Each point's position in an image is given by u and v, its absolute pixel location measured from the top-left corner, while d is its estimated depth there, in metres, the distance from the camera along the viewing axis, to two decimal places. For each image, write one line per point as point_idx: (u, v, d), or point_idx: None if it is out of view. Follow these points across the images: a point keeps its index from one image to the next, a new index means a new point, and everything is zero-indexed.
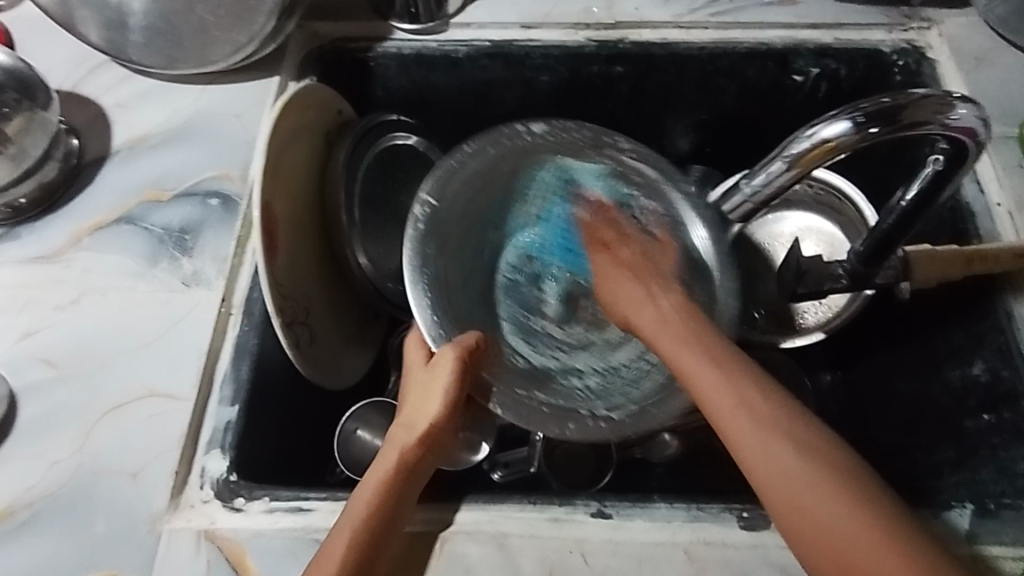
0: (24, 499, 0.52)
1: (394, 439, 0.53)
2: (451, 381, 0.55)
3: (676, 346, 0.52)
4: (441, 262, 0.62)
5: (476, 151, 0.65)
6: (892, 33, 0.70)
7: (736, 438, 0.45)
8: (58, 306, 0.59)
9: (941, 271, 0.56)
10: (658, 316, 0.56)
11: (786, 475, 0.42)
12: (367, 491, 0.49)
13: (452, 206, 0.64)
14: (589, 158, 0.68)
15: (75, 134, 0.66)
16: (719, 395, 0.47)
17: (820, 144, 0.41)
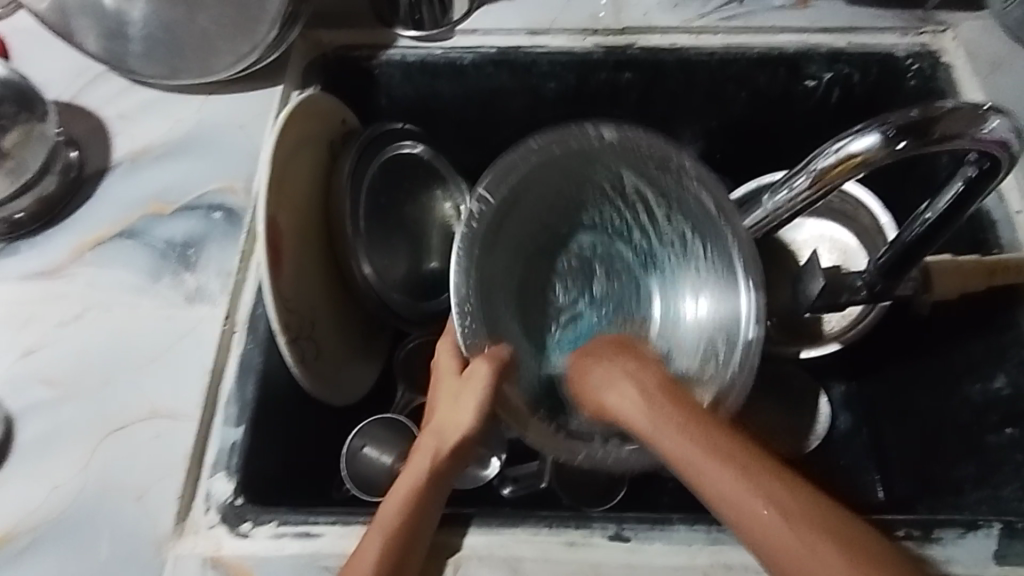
0: (24, 525, 0.50)
1: (424, 446, 0.53)
2: (487, 391, 0.54)
3: (635, 403, 0.51)
4: (483, 263, 0.60)
5: (541, 148, 0.59)
6: (907, 37, 0.69)
7: (714, 494, 0.44)
8: (59, 324, 0.58)
9: (961, 284, 0.56)
10: (632, 395, 0.52)
11: (773, 529, 0.41)
12: (398, 497, 0.49)
13: (501, 207, 0.60)
14: (655, 175, 0.61)
15: (74, 147, 0.65)
16: (680, 449, 0.46)
17: (846, 158, 0.41)
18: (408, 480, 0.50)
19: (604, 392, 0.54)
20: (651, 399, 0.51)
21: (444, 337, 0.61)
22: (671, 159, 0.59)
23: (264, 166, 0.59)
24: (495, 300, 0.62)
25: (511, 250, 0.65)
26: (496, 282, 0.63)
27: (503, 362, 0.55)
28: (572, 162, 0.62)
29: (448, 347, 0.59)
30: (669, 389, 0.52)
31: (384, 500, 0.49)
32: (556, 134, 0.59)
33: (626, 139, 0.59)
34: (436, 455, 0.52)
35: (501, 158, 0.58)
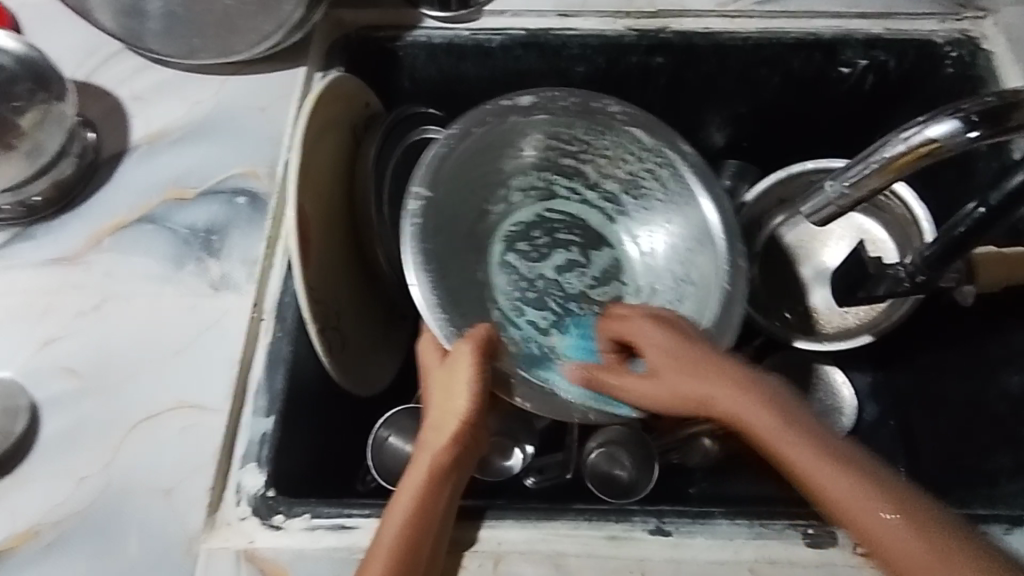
0: (50, 519, 0.49)
1: (424, 443, 0.51)
2: (473, 372, 0.52)
3: (738, 400, 0.46)
4: (438, 242, 0.58)
5: (462, 131, 0.59)
6: (945, 22, 0.67)
7: (824, 489, 0.41)
8: (79, 312, 0.56)
9: (1009, 274, 0.55)
10: (699, 359, 0.49)
11: (885, 529, 0.39)
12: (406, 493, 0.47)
13: (446, 189, 0.59)
14: (588, 117, 0.63)
15: (91, 128, 0.63)
16: (812, 462, 0.42)
17: (917, 147, 0.39)
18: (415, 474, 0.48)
19: (663, 370, 0.49)
20: (676, 350, 0.50)
21: (423, 334, 0.57)
22: (589, 102, 0.62)
23: (291, 153, 0.57)
24: (457, 285, 0.59)
25: (461, 235, 0.63)
26: (455, 272, 0.60)
27: (484, 341, 0.53)
28: (495, 139, 0.62)
29: (429, 343, 0.56)
30: (768, 399, 0.45)
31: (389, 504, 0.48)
32: (473, 116, 0.60)
33: (555, 99, 0.62)
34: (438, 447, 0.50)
35: (431, 149, 0.58)
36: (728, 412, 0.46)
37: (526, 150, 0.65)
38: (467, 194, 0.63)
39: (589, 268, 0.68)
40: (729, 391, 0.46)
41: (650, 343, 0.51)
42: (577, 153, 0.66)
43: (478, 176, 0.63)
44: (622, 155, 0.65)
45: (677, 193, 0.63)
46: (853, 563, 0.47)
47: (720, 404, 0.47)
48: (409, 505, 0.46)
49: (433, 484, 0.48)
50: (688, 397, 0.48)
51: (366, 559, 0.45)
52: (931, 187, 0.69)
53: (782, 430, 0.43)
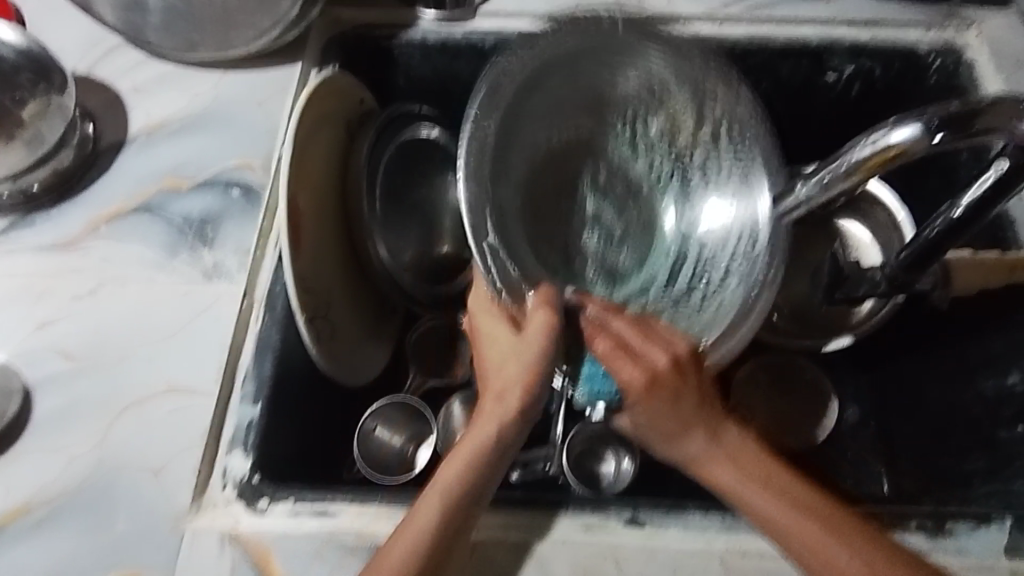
0: (41, 496, 0.50)
1: (488, 407, 0.49)
2: (540, 344, 0.49)
3: (713, 453, 0.48)
4: (487, 169, 0.54)
5: (543, 59, 0.57)
6: (930, 32, 0.68)
7: (818, 551, 0.44)
8: (74, 297, 0.57)
9: (982, 280, 0.57)
10: (632, 376, 0.48)
11: (788, 522, 0.45)
12: (450, 477, 0.47)
13: (506, 117, 0.56)
14: (654, 71, 0.60)
15: (90, 119, 0.64)
16: (735, 483, 0.47)
17: (883, 149, 0.40)
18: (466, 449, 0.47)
19: (640, 401, 0.48)
20: (614, 367, 0.49)
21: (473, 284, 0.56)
22: (658, 41, 0.59)
23: (284, 145, 0.58)
24: (495, 209, 0.56)
25: (517, 169, 0.60)
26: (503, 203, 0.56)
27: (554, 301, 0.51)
28: (579, 58, 0.58)
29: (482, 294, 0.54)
30: (757, 451, 0.49)
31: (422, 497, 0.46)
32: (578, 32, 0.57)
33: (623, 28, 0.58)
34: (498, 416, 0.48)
35: (486, 73, 0.55)
36: (705, 469, 0.48)
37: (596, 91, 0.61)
38: (552, 118, 0.61)
39: (623, 235, 0.65)
40: (709, 430, 0.49)
41: (659, 377, 0.48)
42: (657, 106, 0.61)
43: (548, 110, 0.60)
44: (698, 118, 0.60)
45: (745, 203, 0.58)
46: None
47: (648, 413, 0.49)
48: (455, 478, 0.46)
49: (474, 472, 0.47)
50: (690, 456, 0.48)
51: (387, 543, 0.46)
52: (916, 192, 0.70)
53: (713, 448, 0.48)
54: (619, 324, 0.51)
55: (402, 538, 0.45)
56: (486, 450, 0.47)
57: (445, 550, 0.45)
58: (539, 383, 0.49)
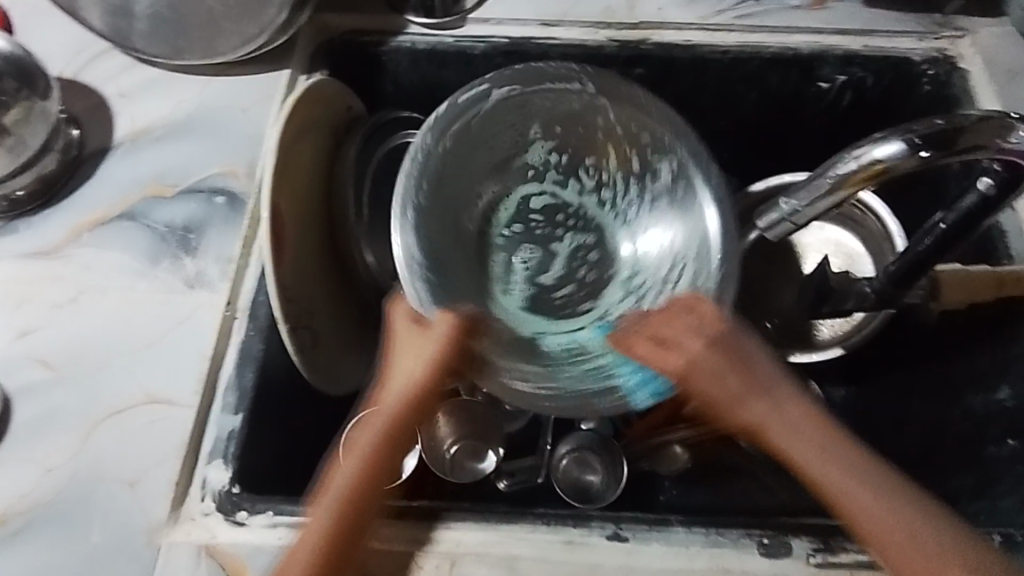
0: (17, 507, 0.50)
1: (381, 409, 0.54)
2: (438, 350, 0.54)
3: (790, 421, 0.50)
4: (431, 219, 0.59)
5: (474, 109, 0.59)
6: (923, 41, 0.68)
7: (843, 502, 0.47)
8: (55, 305, 0.57)
9: (967, 295, 0.58)
10: (728, 377, 0.52)
11: (885, 529, 0.45)
12: (344, 481, 0.50)
13: (436, 173, 0.59)
14: (580, 119, 0.62)
15: (75, 124, 0.64)
16: (810, 456, 0.49)
17: (868, 165, 0.41)
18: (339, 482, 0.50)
19: (747, 396, 0.52)
20: (722, 373, 0.52)
21: (394, 303, 0.58)
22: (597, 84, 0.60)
23: (267, 153, 0.58)
24: (451, 263, 0.60)
25: (448, 211, 0.61)
26: (446, 249, 0.60)
27: (460, 323, 0.56)
28: (491, 115, 0.60)
29: (402, 317, 0.56)
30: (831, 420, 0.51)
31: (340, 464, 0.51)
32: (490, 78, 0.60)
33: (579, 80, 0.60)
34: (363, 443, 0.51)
35: (427, 128, 0.58)
36: (762, 433, 0.51)
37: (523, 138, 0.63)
38: (474, 166, 0.62)
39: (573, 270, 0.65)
40: (768, 401, 0.51)
41: (698, 359, 0.52)
42: (569, 130, 0.63)
43: (484, 156, 0.63)
44: (626, 153, 0.62)
45: (677, 206, 0.60)
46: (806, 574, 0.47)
47: (712, 395, 0.52)
48: (356, 477, 0.50)
49: (367, 472, 0.50)
50: (748, 420, 0.51)
51: (290, 547, 0.48)
52: (908, 203, 0.70)
53: (795, 438, 0.50)
54: (677, 318, 0.55)
55: (299, 545, 0.47)
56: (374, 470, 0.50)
57: (360, 521, 0.48)
58: (443, 378, 0.54)
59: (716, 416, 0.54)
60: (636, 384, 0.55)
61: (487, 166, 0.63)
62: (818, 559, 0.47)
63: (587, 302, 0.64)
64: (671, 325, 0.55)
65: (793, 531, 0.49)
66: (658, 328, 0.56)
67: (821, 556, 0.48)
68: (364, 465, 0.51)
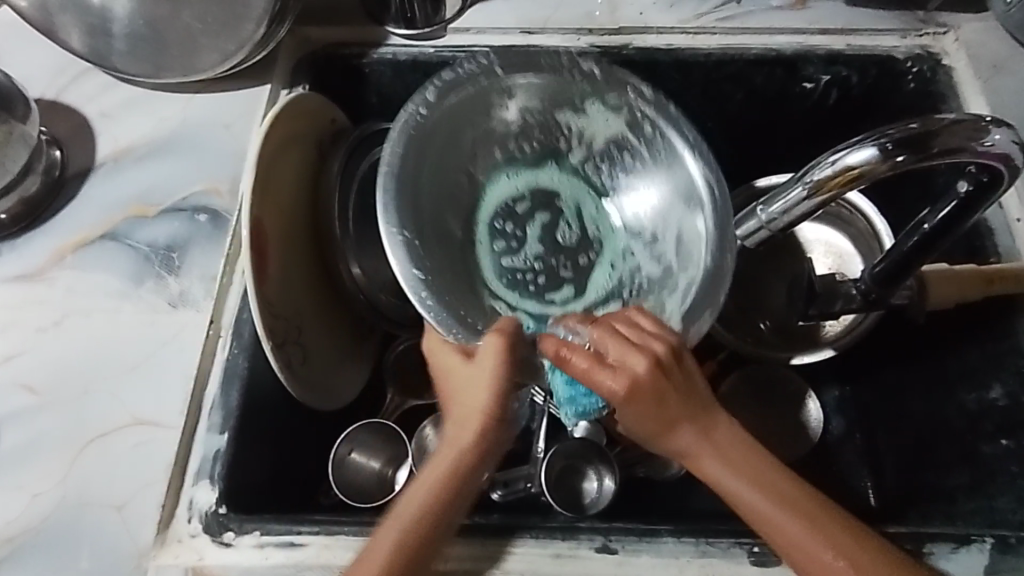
0: (4, 535, 0.50)
1: (457, 436, 0.49)
2: (500, 370, 0.49)
3: (717, 450, 0.47)
4: (418, 214, 0.55)
5: (444, 100, 0.56)
6: (906, 38, 0.67)
7: (783, 539, 0.44)
8: (39, 329, 0.57)
9: (959, 292, 0.55)
10: (677, 400, 0.46)
11: (835, 575, 0.43)
12: (430, 481, 0.48)
13: (415, 178, 0.55)
14: (546, 88, 0.59)
15: (57, 146, 0.63)
16: (744, 490, 0.45)
17: (844, 170, 0.41)
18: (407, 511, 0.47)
19: (704, 423, 0.47)
20: (664, 400, 0.46)
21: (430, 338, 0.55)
22: (575, 61, 0.58)
23: (248, 169, 0.58)
24: (443, 258, 0.57)
25: (438, 198, 0.59)
26: (431, 236, 0.57)
27: (512, 331, 0.51)
28: (452, 111, 0.57)
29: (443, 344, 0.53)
30: (745, 442, 0.47)
31: (405, 497, 0.48)
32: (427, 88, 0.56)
33: (545, 62, 0.58)
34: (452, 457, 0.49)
35: (396, 125, 0.55)
36: (694, 461, 0.47)
37: (496, 115, 0.60)
38: (451, 162, 0.60)
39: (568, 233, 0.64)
40: (698, 426, 0.47)
41: (642, 383, 0.45)
42: (538, 102, 0.60)
43: (461, 141, 0.60)
44: (602, 126, 0.60)
45: (660, 154, 0.59)
46: None
47: (627, 416, 0.47)
48: (445, 469, 0.48)
49: (454, 482, 0.48)
50: (682, 447, 0.47)
51: (356, 561, 0.46)
52: (896, 201, 0.69)
53: (728, 475, 0.46)
54: (605, 345, 0.47)
55: (365, 566, 0.45)
56: (450, 496, 0.48)
57: (416, 565, 0.45)
58: (510, 395, 0.50)
59: (639, 437, 0.50)
60: (567, 399, 0.52)
61: (461, 150, 0.60)
62: None
63: (588, 258, 0.63)
64: (614, 355, 0.46)
65: None
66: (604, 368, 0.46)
67: None
68: (437, 489, 0.48)
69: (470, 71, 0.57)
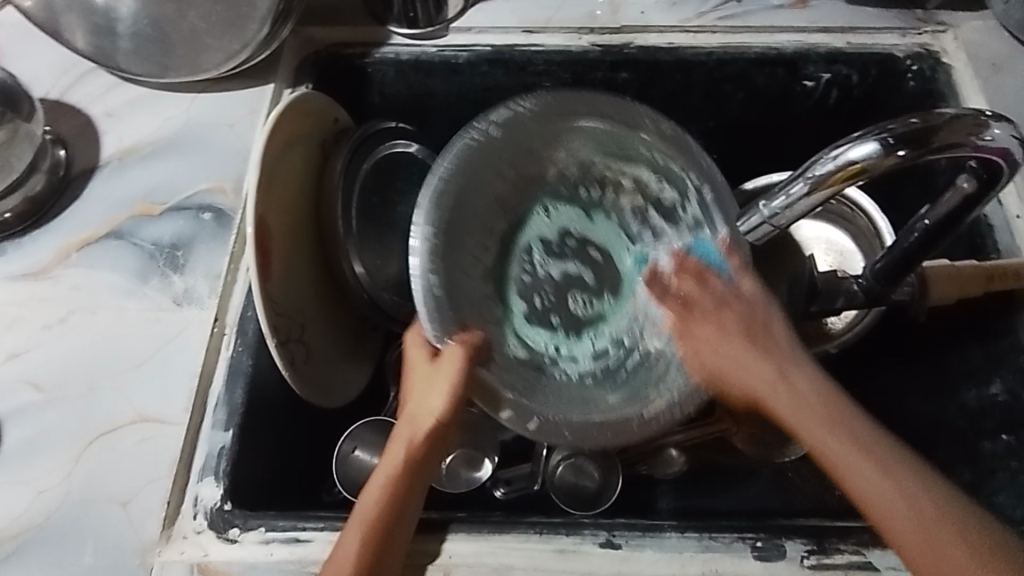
0: (10, 530, 0.50)
1: (398, 436, 0.53)
2: (456, 378, 0.53)
3: (797, 411, 0.49)
4: (464, 201, 0.57)
5: (547, 121, 0.59)
6: (906, 37, 0.68)
7: (850, 484, 0.45)
8: (45, 327, 0.57)
9: (960, 289, 0.56)
10: (745, 351, 0.53)
11: (895, 514, 0.43)
12: (385, 472, 0.50)
13: (458, 199, 0.56)
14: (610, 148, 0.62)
15: (61, 145, 0.64)
16: (839, 452, 0.46)
17: (846, 165, 0.41)
18: (382, 476, 0.50)
19: (777, 372, 0.52)
20: (723, 329, 0.55)
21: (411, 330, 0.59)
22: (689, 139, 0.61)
23: (252, 168, 0.58)
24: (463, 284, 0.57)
25: (475, 221, 0.59)
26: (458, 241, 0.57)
27: (474, 346, 0.55)
28: (519, 139, 0.59)
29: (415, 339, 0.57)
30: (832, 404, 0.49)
31: (364, 492, 0.50)
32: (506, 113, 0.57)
33: (624, 122, 0.60)
34: (413, 441, 0.52)
35: (463, 142, 0.56)
36: (765, 402, 0.52)
37: (568, 150, 0.62)
38: (495, 190, 0.60)
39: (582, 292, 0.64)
40: (776, 370, 0.52)
41: (702, 309, 0.57)
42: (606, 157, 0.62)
43: (533, 167, 0.62)
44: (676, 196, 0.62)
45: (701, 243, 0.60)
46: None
47: (700, 354, 0.56)
48: (399, 466, 0.50)
49: (409, 467, 0.51)
50: (744, 390, 0.53)
51: (335, 547, 0.46)
52: (896, 199, 0.69)
53: (805, 421, 0.49)
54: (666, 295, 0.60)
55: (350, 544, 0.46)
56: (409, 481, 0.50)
57: (383, 554, 0.46)
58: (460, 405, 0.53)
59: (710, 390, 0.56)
60: None
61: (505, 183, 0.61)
62: (812, 561, 0.47)
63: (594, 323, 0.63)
64: (722, 261, 0.56)
65: (786, 534, 0.48)
66: (723, 318, 0.55)
67: (815, 558, 0.47)
68: (403, 466, 0.50)
69: (552, 107, 0.59)
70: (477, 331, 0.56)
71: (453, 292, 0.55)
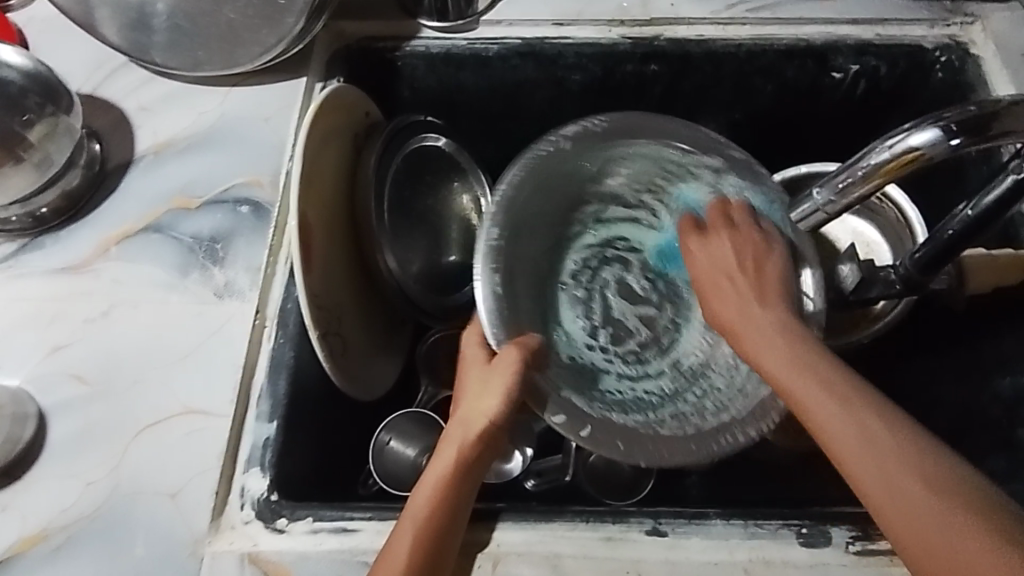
0: (59, 522, 0.50)
1: (451, 435, 0.51)
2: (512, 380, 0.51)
3: (762, 333, 0.46)
4: (526, 221, 0.58)
5: (613, 147, 0.60)
6: (934, 28, 0.68)
7: (823, 430, 0.40)
8: (87, 320, 0.57)
9: (997, 279, 0.59)
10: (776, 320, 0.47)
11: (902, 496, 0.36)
12: (437, 471, 0.49)
13: (515, 224, 0.56)
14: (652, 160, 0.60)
15: (97, 139, 0.64)
16: (826, 405, 0.40)
17: (902, 153, 0.43)
18: (437, 475, 0.49)
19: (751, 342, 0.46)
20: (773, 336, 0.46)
21: (468, 329, 0.58)
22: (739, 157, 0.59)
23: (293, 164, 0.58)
24: (523, 303, 0.57)
25: (534, 253, 0.60)
26: (523, 261, 0.58)
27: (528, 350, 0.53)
28: (564, 172, 0.59)
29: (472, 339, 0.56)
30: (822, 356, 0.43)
31: (418, 484, 0.49)
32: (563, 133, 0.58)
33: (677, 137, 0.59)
34: (462, 444, 0.50)
35: (526, 152, 0.57)
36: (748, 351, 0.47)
37: (617, 179, 0.62)
38: (548, 210, 0.60)
39: (653, 309, 0.63)
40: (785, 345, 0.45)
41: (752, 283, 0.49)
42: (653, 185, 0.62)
43: (573, 190, 0.62)
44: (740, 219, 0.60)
45: None
46: (846, 564, 0.47)
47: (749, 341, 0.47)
48: (450, 469, 0.49)
49: (461, 470, 0.49)
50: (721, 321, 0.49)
51: (386, 546, 0.46)
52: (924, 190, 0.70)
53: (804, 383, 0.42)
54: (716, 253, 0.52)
55: (395, 542, 0.46)
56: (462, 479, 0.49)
57: (436, 559, 0.46)
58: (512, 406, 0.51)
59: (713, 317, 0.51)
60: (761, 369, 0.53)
61: (556, 211, 0.61)
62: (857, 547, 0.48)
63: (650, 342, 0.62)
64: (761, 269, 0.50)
65: (830, 520, 0.49)
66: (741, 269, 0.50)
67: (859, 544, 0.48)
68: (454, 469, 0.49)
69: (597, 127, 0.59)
70: (534, 337, 0.54)
71: (516, 305, 0.55)
